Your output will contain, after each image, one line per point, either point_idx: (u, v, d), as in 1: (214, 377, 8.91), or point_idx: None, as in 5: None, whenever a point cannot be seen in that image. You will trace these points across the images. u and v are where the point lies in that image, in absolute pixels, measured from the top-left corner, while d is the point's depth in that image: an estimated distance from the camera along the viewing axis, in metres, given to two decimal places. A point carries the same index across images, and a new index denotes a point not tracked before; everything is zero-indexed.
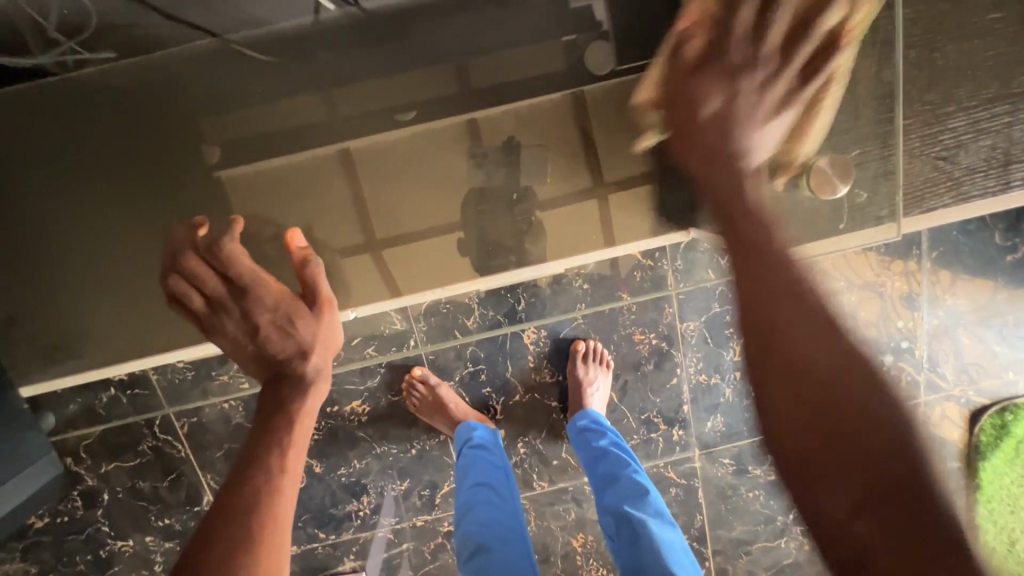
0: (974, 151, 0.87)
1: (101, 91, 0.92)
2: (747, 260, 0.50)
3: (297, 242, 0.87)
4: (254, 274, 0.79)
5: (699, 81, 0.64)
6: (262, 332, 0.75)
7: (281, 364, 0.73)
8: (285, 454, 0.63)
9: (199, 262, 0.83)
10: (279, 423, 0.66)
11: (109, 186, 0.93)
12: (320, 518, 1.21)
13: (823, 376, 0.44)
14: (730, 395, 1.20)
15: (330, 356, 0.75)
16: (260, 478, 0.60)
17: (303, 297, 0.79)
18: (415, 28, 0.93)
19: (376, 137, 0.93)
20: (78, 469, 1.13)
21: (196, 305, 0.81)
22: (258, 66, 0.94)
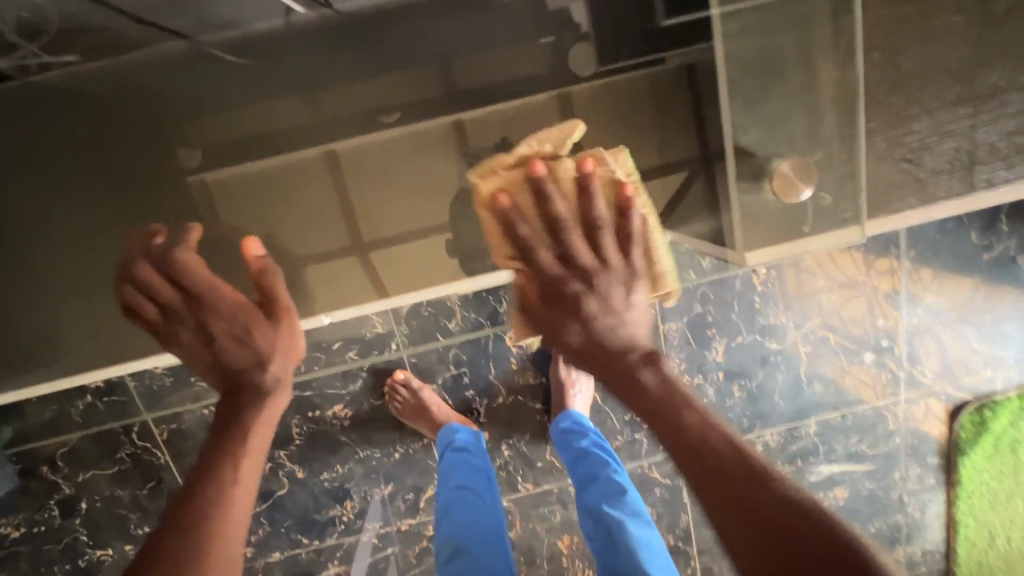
0: (938, 154, 0.86)
1: (73, 97, 0.91)
2: (666, 427, 0.57)
3: (253, 251, 0.81)
4: (207, 283, 0.73)
5: (568, 296, 0.69)
6: (218, 343, 0.68)
7: (240, 378, 0.66)
8: (238, 466, 0.59)
9: (151, 269, 0.77)
10: (234, 431, 0.61)
11: (82, 190, 0.92)
12: (303, 524, 1.20)
13: (751, 488, 0.51)
14: (712, 395, 1.21)
15: (291, 366, 0.69)
16: (210, 488, 0.57)
17: (261, 304, 0.72)
18: (392, 33, 0.94)
19: (358, 139, 0.93)
20: (55, 477, 1.12)
21: (150, 316, 0.76)
22: (235, 69, 0.93)
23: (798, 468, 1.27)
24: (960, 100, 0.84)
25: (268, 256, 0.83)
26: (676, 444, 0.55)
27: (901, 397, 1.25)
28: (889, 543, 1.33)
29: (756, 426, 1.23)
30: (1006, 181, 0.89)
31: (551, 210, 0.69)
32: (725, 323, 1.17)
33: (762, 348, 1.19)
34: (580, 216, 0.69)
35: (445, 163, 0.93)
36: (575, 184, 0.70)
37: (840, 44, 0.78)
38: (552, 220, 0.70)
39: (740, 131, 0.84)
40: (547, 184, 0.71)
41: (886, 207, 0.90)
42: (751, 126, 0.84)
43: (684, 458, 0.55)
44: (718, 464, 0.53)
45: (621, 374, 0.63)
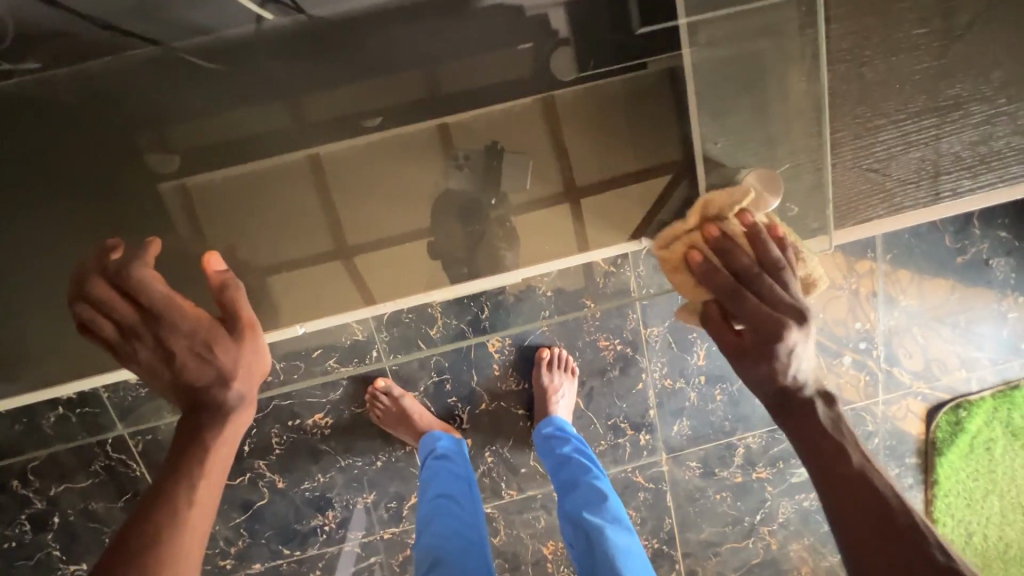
0: (906, 162, 0.88)
1: (42, 105, 0.90)
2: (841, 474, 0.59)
3: (213, 261, 0.76)
4: (169, 299, 0.66)
5: (755, 343, 0.67)
6: (178, 361, 0.63)
7: (198, 396, 0.63)
8: (196, 485, 0.58)
9: (104, 284, 0.69)
10: (190, 452, 0.60)
11: (51, 197, 0.90)
12: (284, 535, 1.19)
13: (898, 539, 0.55)
14: (694, 399, 1.21)
15: (255, 383, 0.65)
16: (164, 510, 0.56)
17: (223, 321, 0.66)
18: (368, 39, 0.94)
19: (341, 143, 0.93)
20: (25, 492, 1.09)
21: (106, 334, 0.67)
22: (212, 74, 0.93)
23: (780, 470, 1.28)
24: (926, 109, 0.86)
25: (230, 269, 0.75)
26: (831, 472, 0.60)
27: (880, 398, 1.27)
28: None
29: (738, 429, 1.24)
30: (972, 189, 0.91)
31: (727, 276, 0.71)
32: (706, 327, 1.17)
33: None
34: (763, 260, 0.70)
35: (429, 167, 0.94)
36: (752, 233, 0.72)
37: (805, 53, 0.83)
38: (739, 272, 0.70)
39: (710, 141, 0.90)
40: (728, 242, 0.72)
41: (854, 216, 0.91)
42: (721, 136, 0.89)
43: (834, 486, 0.59)
44: (868, 506, 0.57)
45: (795, 411, 0.65)
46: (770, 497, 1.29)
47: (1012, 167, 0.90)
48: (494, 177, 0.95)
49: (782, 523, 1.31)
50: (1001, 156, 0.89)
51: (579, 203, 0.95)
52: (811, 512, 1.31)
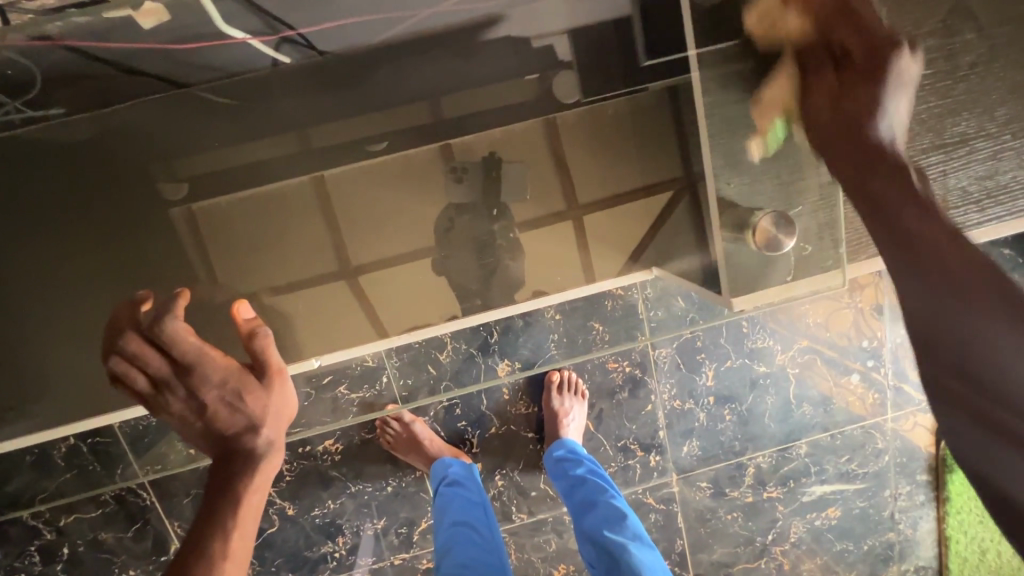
0: None
1: (52, 141, 0.90)
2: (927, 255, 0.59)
3: (242, 313, 0.85)
4: (198, 352, 0.72)
5: (855, 73, 0.70)
6: (212, 410, 0.70)
7: (229, 442, 0.69)
8: (228, 538, 0.62)
9: (136, 339, 0.77)
10: (224, 504, 0.64)
11: (66, 230, 0.92)
12: (295, 561, 1.18)
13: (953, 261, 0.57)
14: (704, 419, 1.21)
15: (283, 425, 0.72)
16: (203, 564, 0.60)
17: (252, 368, 0.74)
18: (377, 71, 0.94)
19: (350, 166, 0.95)
20: (35, 523, 1.08)
21: (139, 387, 0.75)
22: (223, 108, 0.93)
23: (791, 489, 1.27)
24: (934, 146, 0.82)
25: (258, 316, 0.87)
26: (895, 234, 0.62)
27: (888, 415, 1.27)
28: (883, 561, 1.34)
29: (748, 449, 1.24)
30: (980, 224, 0.89)
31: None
32: (714, 347, 1.18)
33: (750, 371, 1.20)
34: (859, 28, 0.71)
35: (438, 188, 0.96)
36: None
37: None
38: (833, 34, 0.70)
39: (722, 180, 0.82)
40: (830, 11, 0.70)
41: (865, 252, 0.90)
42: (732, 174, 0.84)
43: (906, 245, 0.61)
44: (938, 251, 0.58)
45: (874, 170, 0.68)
46: (781, 517, 1.29)
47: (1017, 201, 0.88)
48: (492, 191, 0.97)
49: (794, 543, 1.30)
50: (1008, 191, 0.87)
51: (580, 221, 0.98)
52: (823, 530, 1.30)
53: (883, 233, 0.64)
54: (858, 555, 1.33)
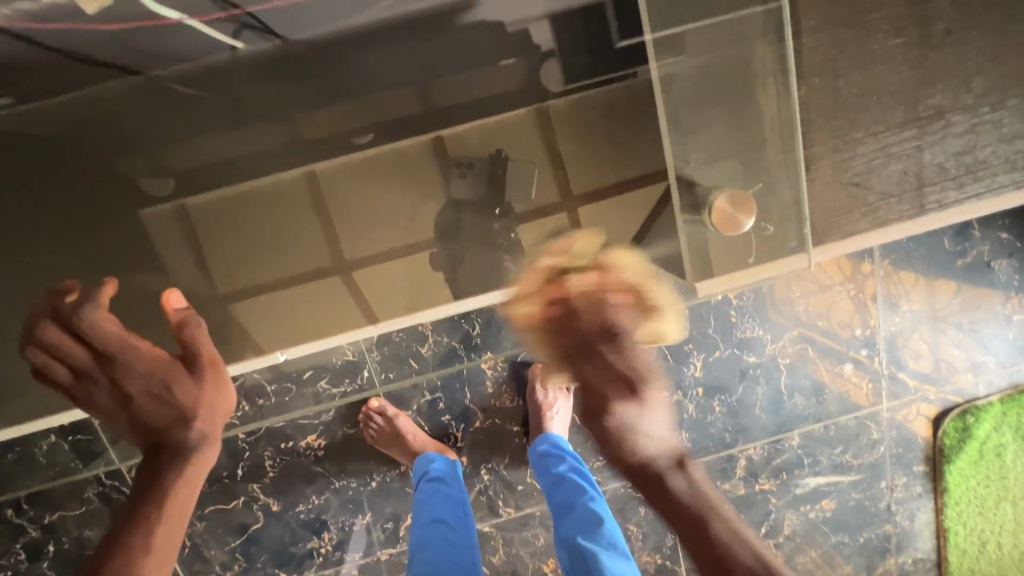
0: (887, 175, 0.82)
1: (16, 136, 0.89)
2: (660, 494, 0.70)
3: (173, 304, 0.82)
4: (121, 343, 0.70)
5: None
6: (135, 403, 0.65)
7: (157, 435, 0.63)
8: (150, 534, 0.57)
9: (55, 328, 0.75)
10: (149, 499, 0.59)
11: (35, 227, 0.91)
12: (280, 558, 1.17)
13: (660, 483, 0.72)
14: (693, 411, 1.19)
15: (219, 419, 0.66)
16: (118, 564, 0.55)
17: (181, 359, 0.69)
18: (349, 58, 0.92)
19: (341, 160, 0.93)
20: (20, 521, 1.09)
21: (64, 378, 0.72)
22: (195, 98, 0.92)
23: (784, 481, 1.25)
24: (905, 122, 0.81)
25: (192, 308, 0.83)
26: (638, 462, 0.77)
27: (883, 406, 1.24)
28: (880, 553, 1.30)
29: (739, 440, 1.22)
30: (958, 202, 0.85)
31: None
32: (702, 338, 1.16)
33: (740, 362, 1.17)
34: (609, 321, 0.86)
35: (430, 183, 0.94)
36: (591, 299, 0.86)
37: (775, 70, 0.79)
38: (598, 322, 0.86)
39: (681, 162, 0.88)
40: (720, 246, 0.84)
41: (834, 233, 0.87)
42: (693, 156, 0.87)
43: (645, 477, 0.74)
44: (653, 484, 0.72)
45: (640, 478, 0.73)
46: (774, 509, 1.26)
47: (997, 177, 0.85)
48: (469, 184, 0.95)
49: (788, 536, 1.28)
50: (988, 166, 0.84)
51: (575, 213, 0.94)
52: (817, 523, 1.28)
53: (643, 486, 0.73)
54: (854, 548, 1.30)
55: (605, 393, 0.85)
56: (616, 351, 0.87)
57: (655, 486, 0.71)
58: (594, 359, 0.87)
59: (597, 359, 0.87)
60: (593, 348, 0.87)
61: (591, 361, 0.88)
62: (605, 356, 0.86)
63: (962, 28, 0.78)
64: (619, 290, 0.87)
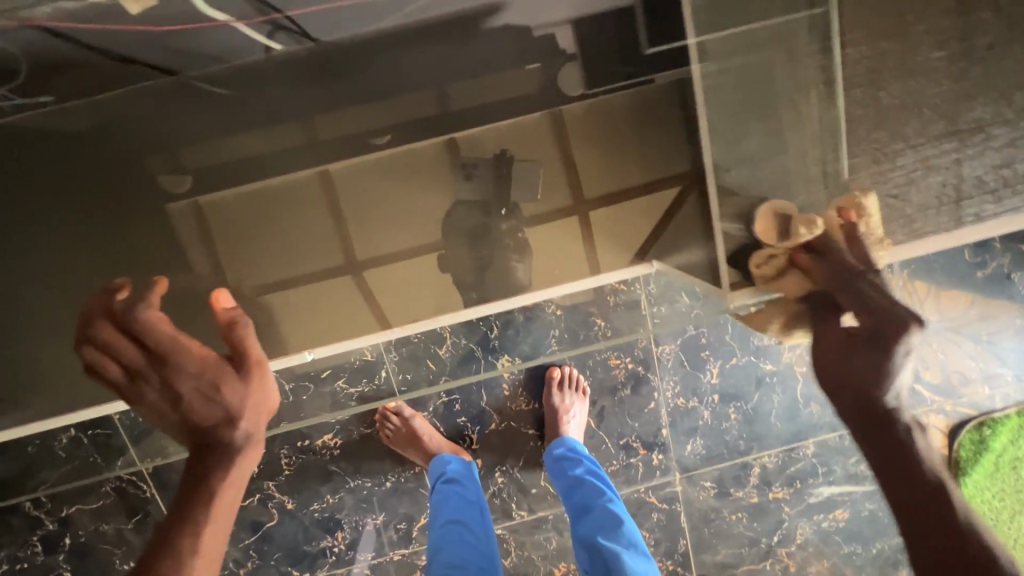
0: (926, 188, 0.82)
1: (50, 132, 0.90)
2: (917, 479, 0.60)
3: (224, 304, 0.83)
4: (169, 338, 0.68)
5: None
6: (186, 401, 0.66)
7: (206, 434, 0.65)
8: (200, 533, 0.59)
9: (106, 326, 0.72)
10: (197, 499, 0.61)
11: (61, 223, 0.91)
12: (293, 556, 1.18)
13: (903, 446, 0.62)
14: (708, 417, 1.19)
15: (262, 421, 0.68)
16: (169, 562, 0.57)
17: (229, 357, 0.69)
18: (376, 61, 0.93)
19: (352, 160, 0.93)
20: (38, 513, 1.09)
21: (115, 376, 0.72)
22: (222, 98, 0.92)
23: (797, 490, 1.25)
24: (943, 134, 0.80)
25: (240, 308, 0.85)
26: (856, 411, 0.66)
27: None
28: (894, 564, 1.30)
29: (754, 448, 1.22)
30: (996, 215, 0.87)
31: None
32: (719, 344, 1.15)
33: (756, 369, 1.17)
34: (861, 254, 0.72)
35: (438, 184, 0.95)
36: (846, 228, 0.73)
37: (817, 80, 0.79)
38: (846, 268, 0.69)
39: (722, 168, 0.86)
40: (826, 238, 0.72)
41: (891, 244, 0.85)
42: (733, 163, 0.85)
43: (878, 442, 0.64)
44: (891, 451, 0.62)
45: (879, 425, 0.64)
46: (787, 518, 1.26)
47: None
48: (490, 189, 0.95)
49: (800, 545, 1.28)
50: None
51: (587, 216, 0.96)
52: (830, 533, 1.27)
53: (879, 441, 0.63)
54: (867, 558, 1.29)
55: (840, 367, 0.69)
56: (878, 284, 0.70)
57: (895, 487, 0.60)
58: (854, 296, 0.67)
59: (857, 289, 0.67)
60: (864, 274, 0.69)
61: (835, 324, 0.70)
62: (855, 291, 0.67)
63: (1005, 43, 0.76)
64: (862, 241, 0.74)
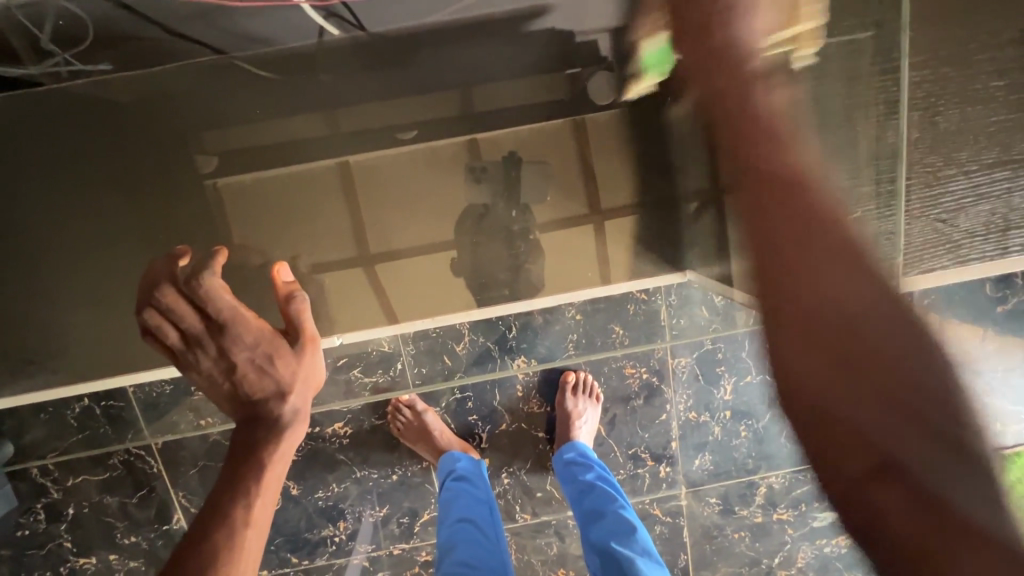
0: (976, 215, 0.88)
1: (93, 100, 0.91)
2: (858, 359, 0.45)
3: (284, 277, 0.87)
4: (232, 312, 0.77)
5: None
6: (240, 372, 0.76)
7: (259, 405, 0.74)
8: (250, 506, 0.67)
9: (176, 295, 0.79)
10: (248, 473, 0.69)
11: (94, 195, 0.92)
12: (294, 543, 1.17)
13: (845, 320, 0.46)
14: (718, 433, 1.19)
15: (309, 395, 0.78)
16: (224, 526, 0.65)
17: (285, 334, 0.78)
18: (417, 54, 0.93)
19: (377, 152, 0.94)
20: (43, 482, 1.09)
21: (172, 339, 0.79)
22: (262, 82, 0.93)
23: (802, 513, 1.24)
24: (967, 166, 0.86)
25: (297, 281, 0.88)
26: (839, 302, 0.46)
27: None
28: None
29: (761, 467, 1.21)
30: None
31: None
32: (734, 361, 1.15)
33: (770, 388, 1.17)
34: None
35: (462, 182, 0.95)
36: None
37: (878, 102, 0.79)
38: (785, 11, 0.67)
39: None
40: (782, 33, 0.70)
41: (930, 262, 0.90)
42: None
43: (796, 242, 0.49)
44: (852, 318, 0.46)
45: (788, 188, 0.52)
46: (790, 540, 1.26)
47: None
48: (515, 190, 0.96)
49: (801, 568, 1.27)
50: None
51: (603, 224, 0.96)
52: (831, 558, 1.27)
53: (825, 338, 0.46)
54: None
55: (729, 138, 0.61)
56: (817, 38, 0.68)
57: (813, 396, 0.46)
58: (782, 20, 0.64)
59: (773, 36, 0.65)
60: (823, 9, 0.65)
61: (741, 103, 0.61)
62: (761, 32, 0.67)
63: (1005, 104, 0.85)
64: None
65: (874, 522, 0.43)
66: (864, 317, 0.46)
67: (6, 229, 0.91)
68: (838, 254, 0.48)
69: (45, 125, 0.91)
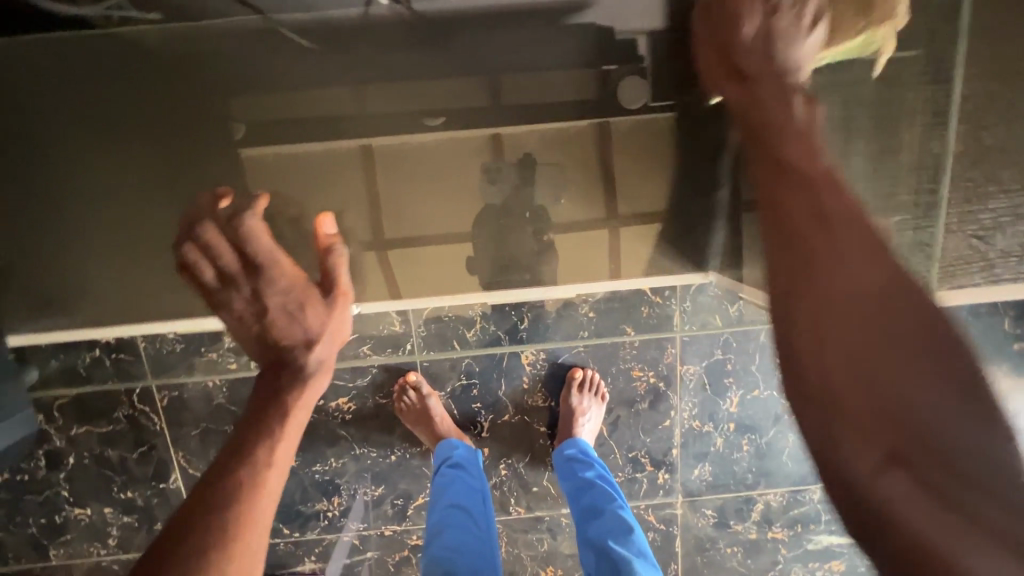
0: None
1: (140, 49, 0.90)
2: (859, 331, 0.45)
3: (325, 229, 0.88)
4: (270, 256, 0.81)
5: None
6: (270, 314, 0.77)
7: (286, 351, 0.75)
8: (272, 447, 0.64)
9: (216, 232, 0.84)
10: (272, 414, 0.67)
11: (127, 147, 0.92)
12: (286, 514, 1.18)
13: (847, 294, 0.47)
14: (720, 445, 1.18)
15: (334, 349, 0.78)
16: (246, 467, 0.61)
17: (320, 285, 0.82)
18: (459, 34, 0.89)
19: (402, 138, 0.91)
20: (47, 429, 1.10)
21: (207, 278, 0.82)
22: (300, 51, 0.90)
23: (797, 533, 1.23)
24: None
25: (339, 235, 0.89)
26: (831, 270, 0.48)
27: None
28: None
29: (761, 484, 1.20)
30: None
31: None
32: (743, 373, 1.14)
33: (777, 406, 1.16)
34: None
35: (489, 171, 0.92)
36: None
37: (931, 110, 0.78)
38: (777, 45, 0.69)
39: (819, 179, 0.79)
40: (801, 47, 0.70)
41: None
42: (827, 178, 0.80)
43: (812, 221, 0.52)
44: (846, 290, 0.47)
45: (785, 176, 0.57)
46: (782, 560, 1.25)
47: None
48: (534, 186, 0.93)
49: None
50: None
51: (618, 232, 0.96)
52: None
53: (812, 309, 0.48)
54: None
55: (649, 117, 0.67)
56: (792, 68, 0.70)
57: (817, 374, 0.46)
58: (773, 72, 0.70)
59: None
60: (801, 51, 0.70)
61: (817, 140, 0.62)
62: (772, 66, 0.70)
63: None
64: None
65: (887, 512, 0.41)
66: (874, 307, 0.46)
67: (42, 170, 0.92)
68: (846, 250, 0.49)
69: (91, 69, 0.90)
